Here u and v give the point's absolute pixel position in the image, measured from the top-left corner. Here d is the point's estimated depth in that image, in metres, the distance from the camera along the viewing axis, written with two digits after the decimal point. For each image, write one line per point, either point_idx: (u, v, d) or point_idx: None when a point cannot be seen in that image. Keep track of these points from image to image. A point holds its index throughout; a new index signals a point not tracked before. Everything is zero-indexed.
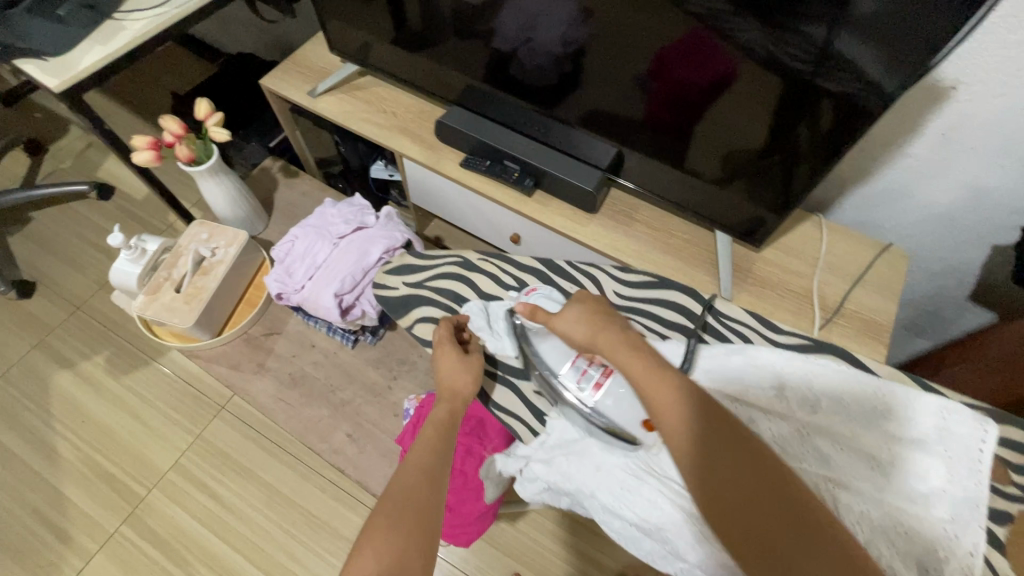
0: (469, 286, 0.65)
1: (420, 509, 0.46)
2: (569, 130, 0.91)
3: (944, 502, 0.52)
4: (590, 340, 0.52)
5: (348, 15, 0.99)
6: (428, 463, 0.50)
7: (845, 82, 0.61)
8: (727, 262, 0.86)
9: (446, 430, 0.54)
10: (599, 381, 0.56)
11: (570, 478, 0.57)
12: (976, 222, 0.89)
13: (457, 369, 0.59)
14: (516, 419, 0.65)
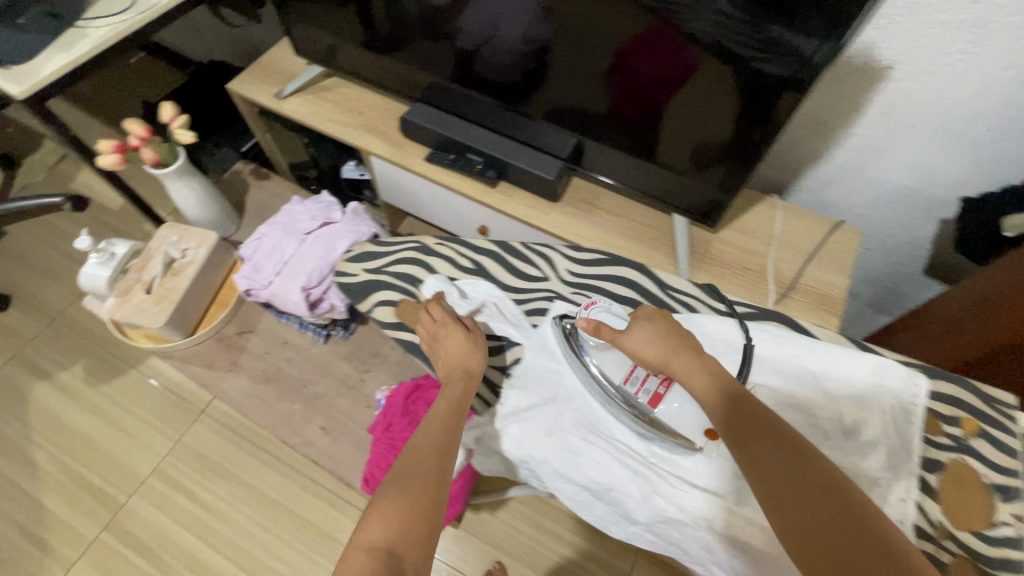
0: (427, 269, 0.65)
1: (427, 478, 0.47)
2: (531, 123, 0.94)
3: (882, 451, 0.54)
4: (664, 360, 0.51)
5: (311, 17, 1.01)
6: (438, 437, 0.51)
7: (787, 65, 0.63)
8: (684, 243, 0.89)
9: (455, 406, 0.54)
10: (658, 392, 0.54)
11: (523, 447, 0.57)
12: (925, 198, 0.92)
13: (471, 349, 0.58)
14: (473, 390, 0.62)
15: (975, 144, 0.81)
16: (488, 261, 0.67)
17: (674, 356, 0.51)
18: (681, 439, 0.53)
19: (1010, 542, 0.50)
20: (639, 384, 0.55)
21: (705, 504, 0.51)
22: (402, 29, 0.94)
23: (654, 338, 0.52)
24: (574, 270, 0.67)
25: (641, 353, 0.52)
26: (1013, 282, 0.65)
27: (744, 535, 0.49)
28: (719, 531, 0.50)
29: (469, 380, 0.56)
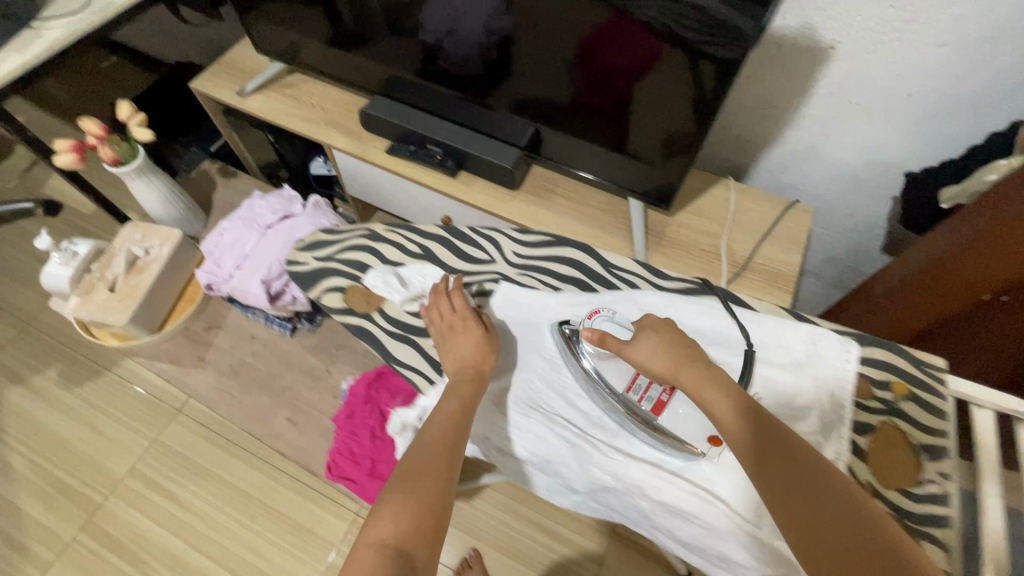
0: (375, 255, 0.66)
1: (435, 477, 0.49)
2: (490, 113, 0.95)
3: (813, 416, 0.56)
4: (672, 370, 0.51)
5: (268, 13, 1.02)
6: (447, 435, 0.53)
7: (728, 47, 0.65)
8: (640, 226, 0.90)
9: (464, 406, 0.55)
10: (662, 399, 0.55)
11: None
12: (877, 176, 0.94)
13: (485, 350, 0.58)
14: (417, 373, 0.62)
15: (921, 121, 0.83)
16: (435, 246, 0.68)
17: (682, 367, 0.51)
18: (684, 444, 0.54)
19: (935, 498, 0.53)
20: (641, 392, 0.56)
21: (635, 468, 0.56)
22: (357, 23, 0.95)
23: (659, 349, 0.53)
24: (520, 253, 0.68)
25: (648, 364, 0.53)
26: (948, 250, 0.67)
27: (670, 497, 0.54)
28: (653, 497, 0.55)
29: (480, 383, 0.57)
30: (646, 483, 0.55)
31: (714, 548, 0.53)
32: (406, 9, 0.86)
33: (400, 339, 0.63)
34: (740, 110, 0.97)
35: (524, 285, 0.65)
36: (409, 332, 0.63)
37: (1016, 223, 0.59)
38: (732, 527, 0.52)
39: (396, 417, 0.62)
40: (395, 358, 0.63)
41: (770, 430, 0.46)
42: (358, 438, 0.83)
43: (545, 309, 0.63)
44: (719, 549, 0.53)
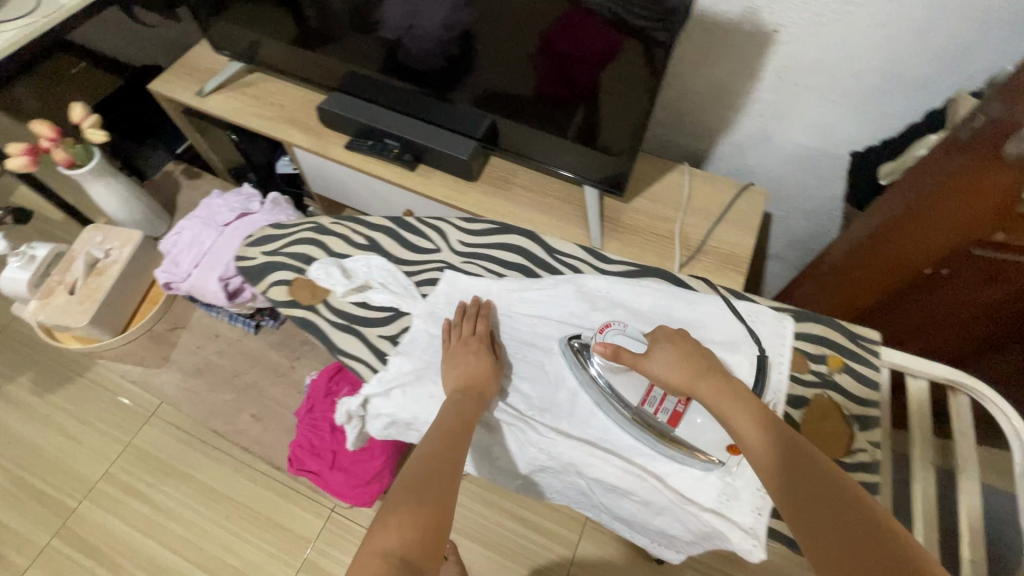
0: (320, 247, 0.68)
1: (437, 490, 0.48)
2: (445, 106, 0.96)
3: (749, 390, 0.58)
4: (688, 382, 0.52)
5: (222, 12, 1.02)
6: (447, 449, 0.52)
7: (660, 27, 0.66)
8: (595, 213, 0.91)
9: (466, 422, 0.54)
10: (678, 411, 0.54)
11: (406, 409, 0.59)
12: (831, 157, 0.94)
13: (494, 372, 0.59)
14: (360, 362, 0.62)
15: (865, 101, 0.84)
16: (381, 237, 0.69)
17: (698, 378, 0.51)
18: (703, 455, 0.54)
19: (865, 467, 0.55)
20: (657, 404, 0.55)
21: (569, 446, 0.57)
22: (309, 19, 0.95)
23: (672, 360, 0.53)
24: (466, 241, 0.70)
25: (662, 377, 0.53)
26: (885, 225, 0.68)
27: (606, 475, 0.55)
28: (588, 476, 0.56)
29: (481, 401, 0.57)
30: (580, 461, 0.56)
31: (653, 523, 0.57)
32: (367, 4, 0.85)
33: (343, 328, 0.63)
34: (690, 95, 0.97)
35: (470, 273, 0.67)
36: (351, 322, 0.63)
37: (945, 195, 0.60)
38: (667, 502, 0.54)
39: (340, 405, 0.60)
40: (337, 347, 0.63)
41: (788, 443, 0.46)
42: (318, 432, 0.84)
43: (486, 296, 0.65)
44: (657, 524, 0.56)
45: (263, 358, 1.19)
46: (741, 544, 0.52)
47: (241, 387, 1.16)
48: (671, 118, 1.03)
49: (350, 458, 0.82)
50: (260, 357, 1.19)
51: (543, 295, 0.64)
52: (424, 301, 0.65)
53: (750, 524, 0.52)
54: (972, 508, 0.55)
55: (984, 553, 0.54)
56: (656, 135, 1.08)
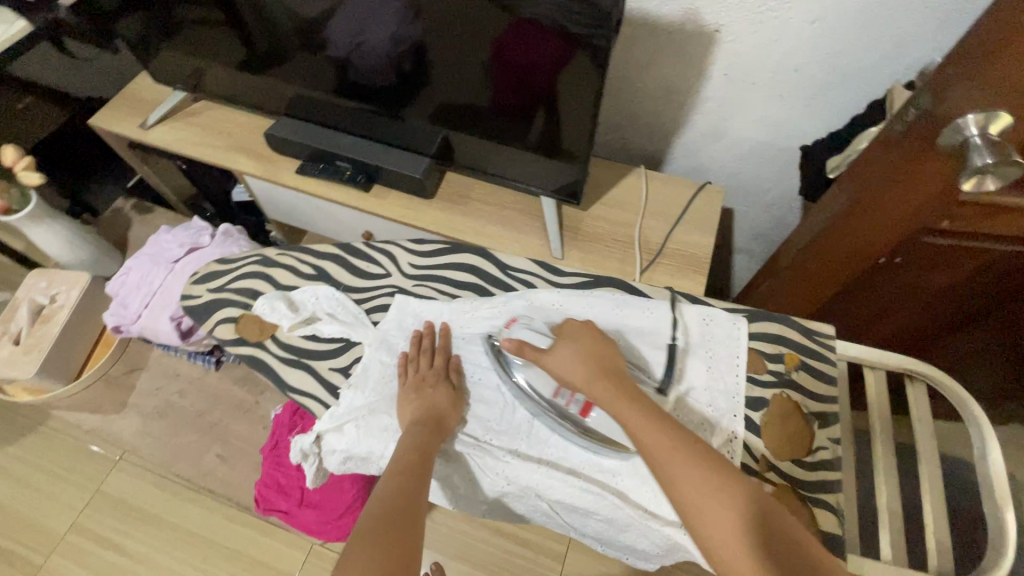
0: (266, 280, 0.68)
1: (402, 530, 0.46)
2: (396, 124, 0.94)
3: (706, 395, 0.58)
4: (585, 380, 0.52)
5: (161, 42, 1.00)
6: (411, 485, 0.50)
7: (593, 29, 0.65)
8: (553, 223, 0.90)
9: (423, 454, 0.53)
10: (587, 404, 0.55)
11: (362, 443, 0.58)
12: (784, 151, 0.95)
13: (456, 403, 0.59)
14: (313, 399, 0.62)
15: (812, 92, 0.84)
16: (329, 265, 0.69)
17: (595, 377, 0.51)
18: (617, 445, 0.54)
19: (826, 464, 0.56)
20: (569, 398, 0.56)
21: (527, 467, 0.56)
22: (253, 44, 0.93)
23: (573, 358, 0.53)
24: (417, 263, 0.70)
25: (564, 377, 0.53)
26: (832, 219, 0.69)
27: (566, 496, 0.55)
28: (550, 498, 0.55)
29: (438, 431, 0.56)
30: (537, 483, 0.55)
31: (620, 539, 0.56)
32: (311, 23, 0.83)
33: (292, 364, 0.63)
34: (642, 98, 0.97)
35: (422, 295, 0.67)
36: (302, 357, 0.63)
37: (884, 187, 0.60)
38: (630, 519, 0.53)
39: (295, 443, 0.59)
40: (287, 385, 0.62)
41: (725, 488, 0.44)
42: (283, 471, 0.82)
43: (440, 318, 0.65)
44: (624, 540, 0.56)
45: (229, 394, 1.15)
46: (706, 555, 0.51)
47: (207, 426, 1.12)
48: (625, 122, 1.03)
49: (320, 494, 0.80)
50: (224, 394, 1.16)
51: (494, 313, 0.64)
52: (375, 330, 0.64)
53: None
54: (936, 498, 0.56)
55: (950, 543, 0.54)
56: (611, 140, 1.08)
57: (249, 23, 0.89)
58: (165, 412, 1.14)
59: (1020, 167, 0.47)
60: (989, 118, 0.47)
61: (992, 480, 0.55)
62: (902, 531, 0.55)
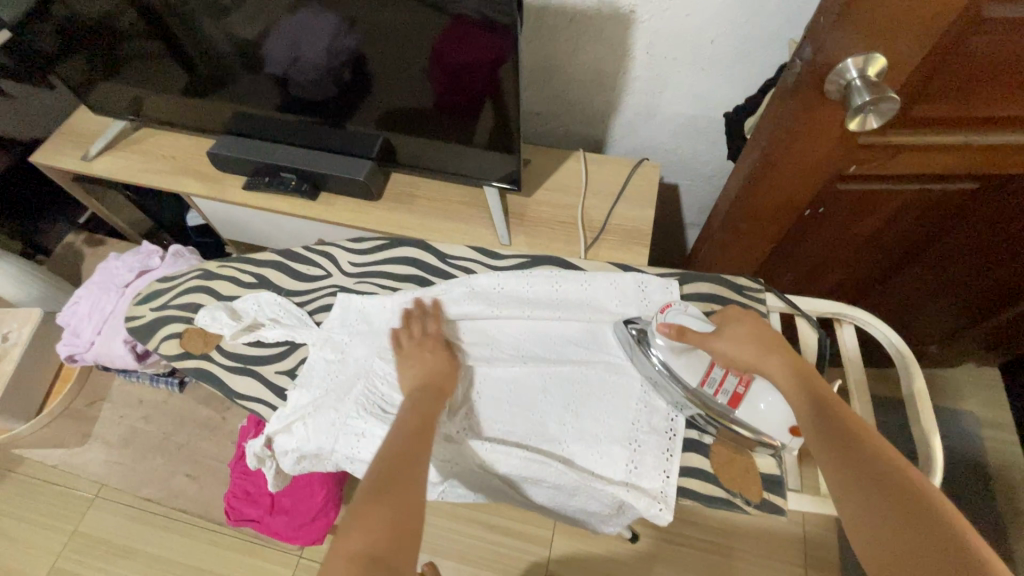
0: (208, 293, 0.72)
1: (400, 484, 0.48)
2: (340, 133, 0.95)
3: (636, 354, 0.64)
4: (755, 359, 0.54)
5: (96, 74, 1.00)
6: (410, 446, 0.52)
7: (508, 17, 0.67)
8: (499, 211, 0.92)
9: (424, 417, 0.56)
10: (739, 392, 0.55)
11: (312, 440, 0.62)
12: (714, 123, 0.99)
13: (449, 369, 0.62)
14: (259, 402, 0.67)
15: (731, 65, 0.88)
16: (270, 272, 0.73)
17: (766, 355, 0.53)
18: (765, 436, 0.55)
19: None
20: (717, 385, 0.55)
21: (477, 443, 0.60)
22: (191, 69, 0.93)
23: (743, 338, 0.55)
24: (358, 261, 0.74)
25: (731, 355, 0.55)
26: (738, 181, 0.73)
27: (512, 467, 0.59)
28: (498, 471, 0.60)
29: (439, 396, 0.60)
30: (485, 456, 0.59)
31: (572, 503, 0.61)
32: (245, 42, 0.85)
33: (240, 372, 0.68)
34: (576, 84, 0.99)
35: (362, 291, 0.71)
36: (247, 363, 0.68)
37: (789, 145, 0.63)
38: (577, 482, 0.58)
39: (248, 449, 0.64)
40: (234, 390, 0.67)
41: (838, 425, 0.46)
42: (251, 479, 0.84)
43: (381, 309, 0.69)
44: (575, 504, 0.61)
45: (196, 417, 1.14)
46: (649, 509, 0.57)
47: (175, 450, 1.11)
48: (561, 110, 1.06)
49: (291, 499, 0.82)
50: (191, 416, 1.15)
51: (437, 300, 0.68)
52: (319, 329, 0.68)
53: (659, 489, 0.57)
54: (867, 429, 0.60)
55: None
56: (552, 128, 1.11)
57: (183, 47, 0.89)
58: (132, 441, 1.13)
59: (894, 102, 0.51)
60: (867, 60, 0.51)
61: (917, 409, 0.59)
62: None
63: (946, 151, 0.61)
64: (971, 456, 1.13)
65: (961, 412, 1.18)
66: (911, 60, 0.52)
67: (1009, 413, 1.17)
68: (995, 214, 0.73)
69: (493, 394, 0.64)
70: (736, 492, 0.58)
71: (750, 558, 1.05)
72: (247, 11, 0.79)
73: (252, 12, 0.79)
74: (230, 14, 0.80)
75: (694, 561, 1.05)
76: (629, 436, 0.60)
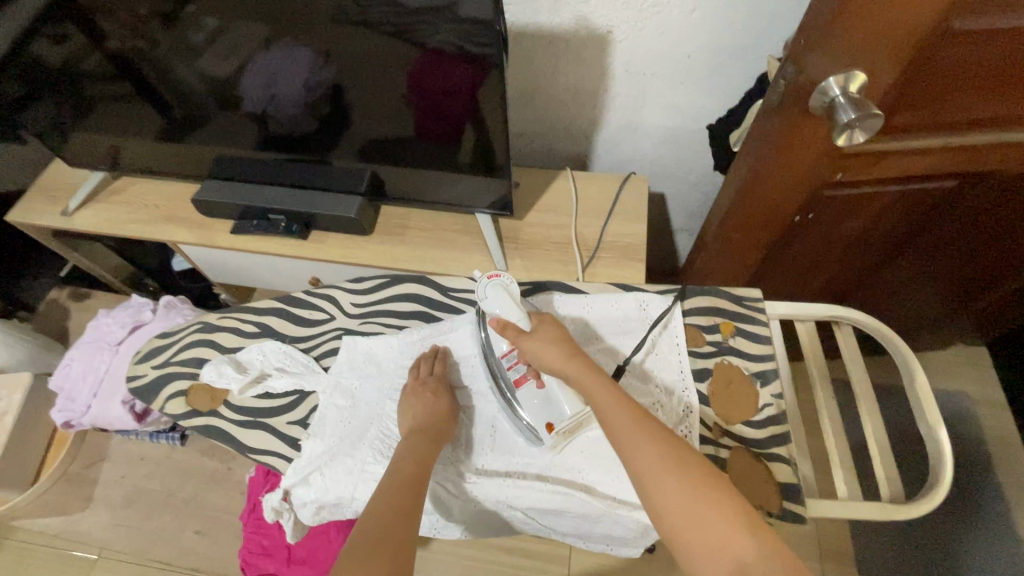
0: (212, 348, 0.70)
1: (399, 543, 0.48)
2: (324, 168, 0.95)
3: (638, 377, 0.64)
4: (557, 361, 0.55)
5: (70, 125, 0.98)
6: (405, 500, 0.52)
7: (487, 44, 0.67)
8: (493, 237, 0.93)
9: (421, 465, 0.56)
10: (523, 377, 0.60)
11: (329, 490, 0.61)
12: (694, 132, 1.00)
13: (450, 413, 0.62)
14: (274, 455, 0.66)
15: (707, 75, 0.89)
16: (271, 319, 0.72)
17: (571, 359, 0.54)
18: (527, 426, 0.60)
19: (774, 418, 0.62)
20: (512, 364, 0.61)
21: (496, 480, 0.61)
22: (167, 111, 0.92)
23: (551, 340, 0.56)
24: (360, 301, 0.73)
25: (537, 352, 0.56)
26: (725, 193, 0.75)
27: (534, 501, 0.59)
28: (519, 506, 0.60)
29: (435, 439, 0.59)
30: (506, 495, 0.60)
31: (598, 530, 0.60)
32: (220, 82, 0.84)
33: (251, 426, 0.67)
34: (556, 103, 1.00)
35: (367, 333, 0.71)
36: (256, 416, 0.67)
37: (776, 158, 0.64)
38: (600, 511, 0.58)
39: (265, 503, 0.63)
40: (245, 446, 0.66)
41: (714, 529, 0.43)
42: (266, 532, 0.83)
43: (389, 350, 0.68)
44: (601, 531, 0.61)
45: (199, 468, 1.12)
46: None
47: (181, 505, 1.09)
48: (543, 129, 1.06)
49: (309, 549, 0.81)
50: (193, 467, 1.13)
51: (443, 337, 0.69)
52: (327, 374, 0.67)
53: None
54: (876, 430, 0.61)
55: (894, 467, 0.60)
56: (537, 147, 1.11)
57: (159, 94, 0.88)
58: (134, 499, 1.10)
59: (878, 118, 0.52)
60: (849, 78, 0.53)
61: (921, 405, 0.60)
62: (851, 467, 0.61)
63: (925, 154, 0.63)
64: None
65: (954, 392, 1.21)
66: (890, 72, 0.53)
67: (1002, 389, 1.20)
68: (974, 206, 0.75)
69: (506, 430, 0.64)
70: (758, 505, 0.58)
71: None
72: (221, 49, 0.78)
73: (228, 51, 0.78)
74: (205, 52, 0.79)
75: None
76: None
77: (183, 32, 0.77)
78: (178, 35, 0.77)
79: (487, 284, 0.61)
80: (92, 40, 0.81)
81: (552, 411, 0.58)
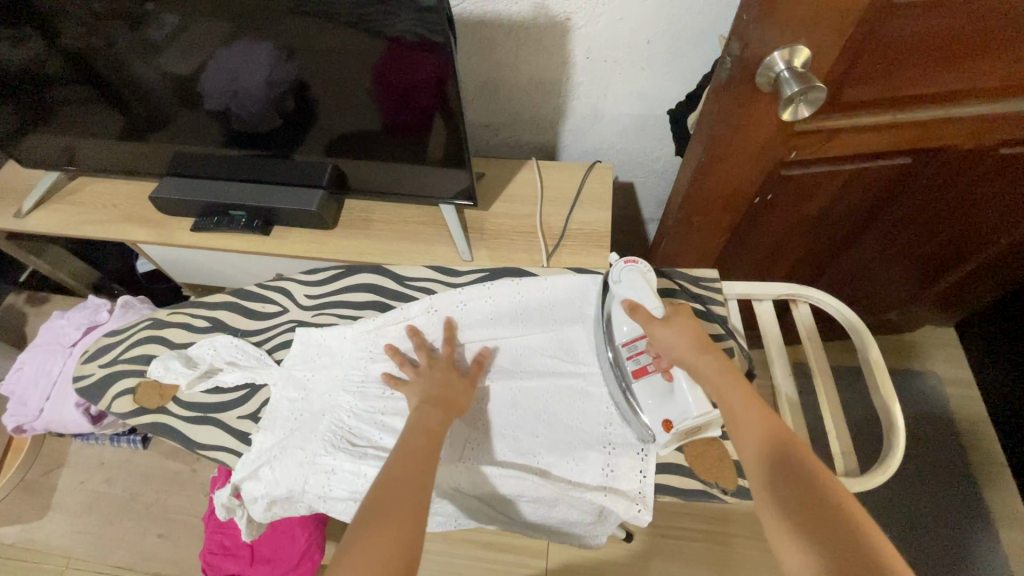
0: (160, 345, 0.69)
1: (406, 513, 0.46)
2: (287, 163, 0.93)
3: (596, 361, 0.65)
4: (695, 353, 0.54)
5: (20, 124, 0.95)
6: (415, 471, 0.50)
7: (443, 33, 0.66)
8: (457, 228, 0.92)
9: (434, 434, 0.54)
10: (645, 367, 0.58)
11: (281, 483, 0.61)
12: (658, 120, 1.00)
13: (464, 387, 0.61)
14: (221, 450, 0.65)
15: (667, 62, 0.89)
16: (223, 314, 0.71)
17: (702, 354, 0.54)
18: (646, 425, 0.58)
19: None
20: (635, 353, 0.59)
21: (487, 468, 0.61)
22: (122, 108, 0.90)
23: (687, 331, 0.55)
24: (315, 293, 0.73)
25: (669, 343, 0.55)
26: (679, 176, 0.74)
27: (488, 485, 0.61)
28: (468, 491, 0.62)
29: (448, 408, 0.58)
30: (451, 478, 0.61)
31: (554, 515, 0.62)
32: (177, 78, 0.82)
33: (201, 422, 0.66)
34: (520, 93, 0.99)
35: (321, 324, 0.70)
36: (206, 412, 0.66)
37: (731, 138, 0.63)
38: (554, 493, 0.59)
39: (216, 500, 0.63)
40: (195, 442, 0.66)
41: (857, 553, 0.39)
42: (226, 532, 0.82)
43: (344, 340, 0.68)
44: (557, 515, 0.62)
45: (162, 472, 1.10)
46: (629, 512, 0.58)
47: (145, 509, 1.06)
48: (509, 119, 1.05)
49: (271, 547, 0.80)
50: (157, 471, 1.10)
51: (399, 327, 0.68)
52: (280, 368, 0.67)
53: (637, 490, 0.59)
54: (834, 409, 0.61)
55: (850, 443, 0.60)
56: (504, 139, 1.10)
57: (113, 90, 0.86)
58: (94, 506, 1.07)
59: (821, 91, 0.53)
60: (792, 52, 0.53)
61: (876, 379, 0.60)
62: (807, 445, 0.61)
63: (874, 130, 0.64)
64: (937, 413, 1.18)
65: (924, 373, 1.22)
66: (835, 46, 0.53)
67: (967, 368, 1.22)
68: (935, 183, 0.76)
69: (472, 420, 0.64)
70: (715, 483, 0.60)
71: (743, 541, 1.06)
72: (181, 47, 0.77)
73: (186, 47, 0.76)
74: (162, 49, 0.77)
75: (687, 551, 1.06)
76: (603, 439, 0.61)
77: (138, 27, 0.75)
78: (130, 29, 0.75)
79: (624, 268, 0.60)
80: (41, 36, 0.79)
81: (676, 408, 0.56)
